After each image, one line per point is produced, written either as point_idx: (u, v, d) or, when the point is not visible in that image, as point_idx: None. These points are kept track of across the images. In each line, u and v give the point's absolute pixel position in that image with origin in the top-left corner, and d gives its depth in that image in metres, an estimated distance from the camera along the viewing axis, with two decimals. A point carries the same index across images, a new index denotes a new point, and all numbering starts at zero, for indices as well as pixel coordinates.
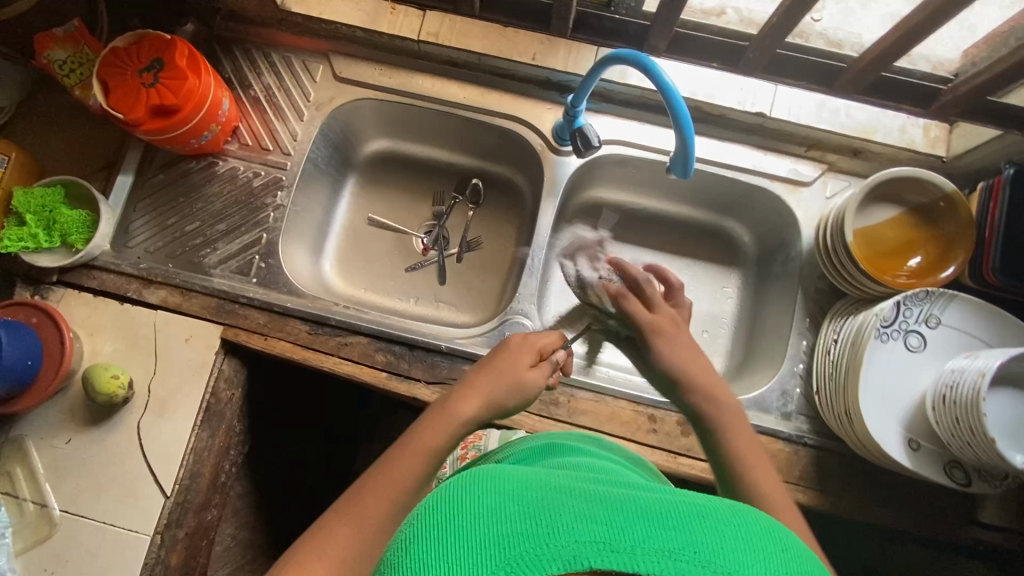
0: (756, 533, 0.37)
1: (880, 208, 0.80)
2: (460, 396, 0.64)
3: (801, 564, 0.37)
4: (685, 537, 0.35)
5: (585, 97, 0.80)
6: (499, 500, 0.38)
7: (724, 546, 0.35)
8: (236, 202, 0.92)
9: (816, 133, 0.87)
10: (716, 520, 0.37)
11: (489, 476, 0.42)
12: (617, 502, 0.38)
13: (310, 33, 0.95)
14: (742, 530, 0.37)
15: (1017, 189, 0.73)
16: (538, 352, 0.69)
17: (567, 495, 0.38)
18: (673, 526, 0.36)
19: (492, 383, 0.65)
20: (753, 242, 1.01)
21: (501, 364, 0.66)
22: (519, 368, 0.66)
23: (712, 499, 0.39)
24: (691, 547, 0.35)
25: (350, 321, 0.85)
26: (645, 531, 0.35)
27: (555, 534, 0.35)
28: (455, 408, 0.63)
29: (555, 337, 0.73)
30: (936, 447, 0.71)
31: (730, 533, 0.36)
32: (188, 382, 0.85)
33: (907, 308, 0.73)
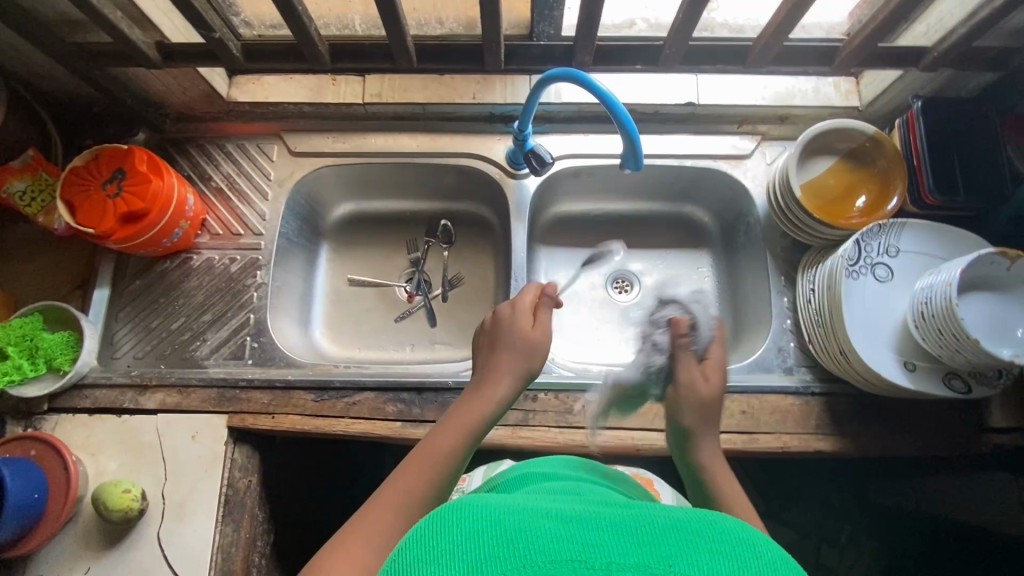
0: (730, 542, 0.38)
1: (818, 162, 0.87)
2: (486, 368, 0.64)
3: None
4: (658, 552, 0.37)
5: (530, 120, 0.84)
6: (480, 525, 0.39)
7: (694, 556, 0.37)
8: (217, 291, 0.93)
9: (744, 110, 0.95)
10: (688, 532, 0.39)
11: (466, 499, 0.42)
12: (594, 522, 0.39)
13: (260, 118, 1.00)
14: (719, 540, 0.38)
15: (929, 118, 0.81)
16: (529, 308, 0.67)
17: (547, 518, 0.40)
18: (647, 543, 0.38)
19: (514, 327, 0.66)
20: (714, 220, 1.08)
21: (507, 334, 0.65)
22: (523, 331, 0.65)
23: (689, 512, 0.41)
24: (662, 562, 0.36)
25: (353, 380, 0.85)
26: (621, 550, 0.37)
27: (535, 555, 0.36)
28: (488, 387, 0.63)
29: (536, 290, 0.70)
30: (930, 363, 0.75)
31: (703, 543, 0.38)
32: (203, 479, 0.83)
33: (866, 244, 0.79)
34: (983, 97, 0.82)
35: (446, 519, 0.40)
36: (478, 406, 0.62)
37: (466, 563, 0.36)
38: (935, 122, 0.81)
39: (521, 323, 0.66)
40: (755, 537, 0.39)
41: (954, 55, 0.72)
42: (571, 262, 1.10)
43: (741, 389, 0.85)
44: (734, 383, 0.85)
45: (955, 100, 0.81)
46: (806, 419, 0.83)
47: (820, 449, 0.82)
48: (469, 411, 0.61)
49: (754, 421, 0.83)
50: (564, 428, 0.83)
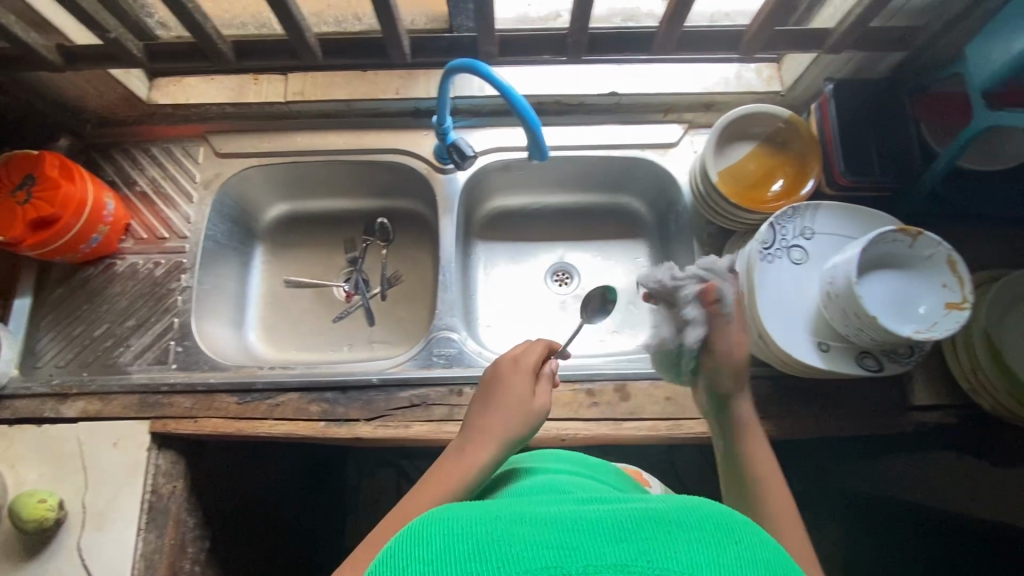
0: (707, 529, 0.38)
1: (739, 147, 0.87)
2: (477, 427, 0.64)
3: (757, 559, 0.38)
4: (635, 547, 0.37)
5: (448, 114, 0.84)
6: (454, 542, 0.39)
7: (672, 550, 0.37)
8: (141, 295, 0.92)
9: (668, 99, 0.95)
10: (667, 523, 0.39)
11: (445, 514, 0.42)
12: (568, 523, 0.39)
13: (184, 120, 0.99)
14: (695, 530, 0.38)
15: (841, 101, 0.81)
16: (531, 370, 0.69)
17: (522, 524, 0.40)
18: (622, 539, 0.37)
19: (511, 386, 0.67)
20: (649, 210, 1.08)
21: (501, 395, 0.66)
22: (524, 395, 0.66)
23: (665, 503, 0.41)
24: (641, 558, 0.36)
25: (276, 381, 0.85)
26: (597, 548, 0.37)
27: (509, 567, 0.36)
28: (467, 455, 0.62)
29: (542, 347, 0.72)
30: (843, 343, 0.75)
31: (681, 534, 0.38)
32: (125, 487, 0.82)
33: (781, 227, 0.79)
34: (894, 77, 0.83)
35: (419, 538, 0.40)
36: (466, 470, 0.60)
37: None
38: (845, 105, 0.81)
39: (513, 380, 0.68)
40: (731, 522, 0.39)
41: (854, 36, 0.73)
42: (510, 256, 1.10)
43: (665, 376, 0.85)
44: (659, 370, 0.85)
45: (866, 83, 0.82)
46: None
47: None
48: (451, 475, 0.60)
49: (677, 407, 0.83)
50: None
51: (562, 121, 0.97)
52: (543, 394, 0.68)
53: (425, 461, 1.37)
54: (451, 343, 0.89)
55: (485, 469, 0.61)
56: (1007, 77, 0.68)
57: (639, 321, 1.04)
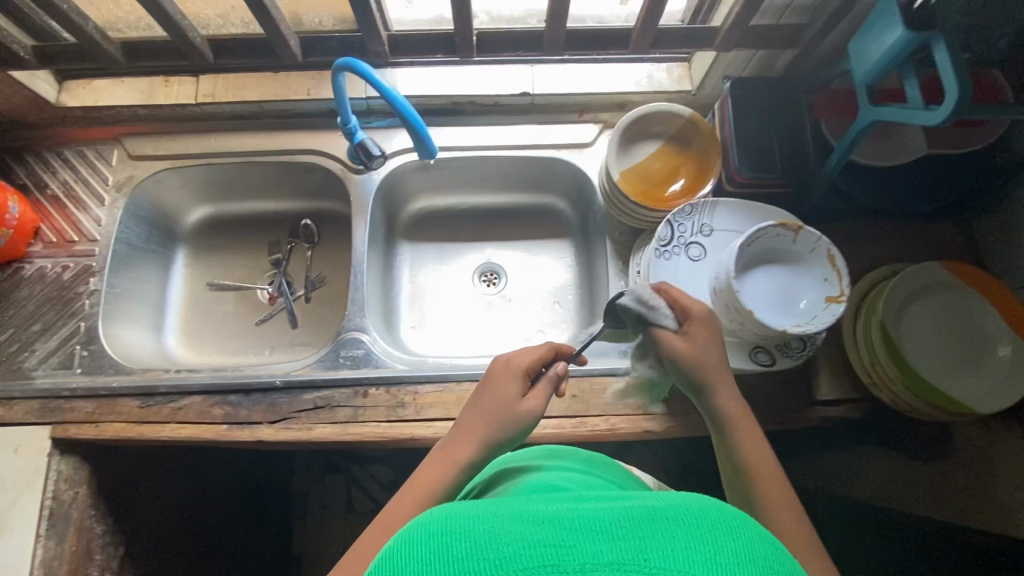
0: (705, 525, 0.35)
1: (645, 145, 0.87)
2: (465, 431, 0.61)
3: (758, 557, 0.34)
4: (634, 545, 0.34)
5: (350, 114, 0.84)
6: (451, 539, 0.35)
7: (669, 548, 0.33)
8: (49, 299, 0.91)
9: (581, 99, 0.96)
10: (666, 520, 0.35)
11: (434, 511, 0.38)
12: (568, 519, 0.36)
13: (97, 123, 0.98)
14: (694, 528, 0.35)
15: (738, 99, 0.82)
16: (523, 373, 0.64)
17: (514, 521, 0.36)
18: (620, 537, 0.34)
19: (505, 388, 0.63)
20: (572, 209, 1.08)
21: (489, 398, 0.62)
22: (513, 399, 0.62)
23: (666, 499, 0.37)
24: (637, 557, 0.33)
25: (180, 384, 0.84)
26: (595, 549, 0.33)
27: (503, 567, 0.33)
28: (454, 451, 0.59)
29: (541, 349, 0.67)
30: (737, 338, 0.75)
31: (679, 531, 0.35)
32: (23, 493, 0.81)
33: (678, 224, 0.79)
34: (792, 75, 0.84)
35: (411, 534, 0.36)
36: (448, 474, 0.57)
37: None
38: (742, 103, 0.82)
39: (507, 384, 0.63)
40: (732, 518, 0.36)
41: (738, 33, 0.73)
42: (436, 256, 1.10)
43: (571, 374, 0.85)
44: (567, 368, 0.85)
45: (763, 81, 0.82)
46: (636, 400, 0.84)
47: (649, 430, 0.82)
48: (433, 477, 0.57)
49: (583, 405, 0.83)
50: (394, 422, 0.82)
51: (477, 121, 0.98)
52: (540, 396, 0.64)
53: (369, 463, 1.36)
54: (360, 344, 0.89)
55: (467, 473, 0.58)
56: (884, 73, 0.69)
57: (563, 320, 1.04)
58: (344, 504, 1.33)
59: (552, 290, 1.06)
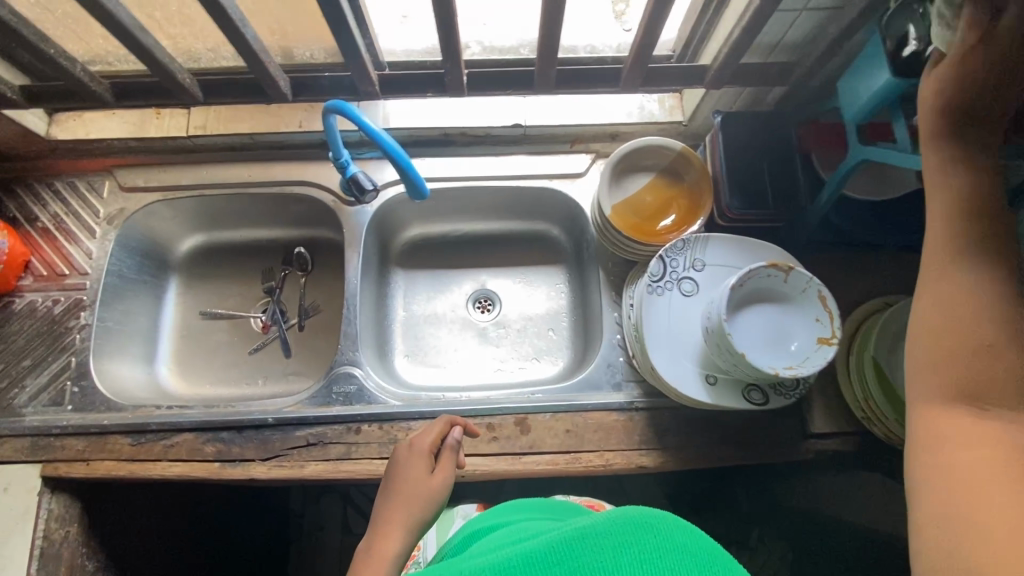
0: (627, 535, 0.47)
1: (636, 177, 0.87)
2: (382, 522, 0.64)
3: (677, 546, 0.46)
4: (567, 567, 0.46)
5: (342, 148, 0.84)
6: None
7: (598, 560, 0.46)
8: (39, 334, 0.90)
9: (573, 129, 0.96)
10: (593, 537, 0.47)
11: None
12: (509, 560, 0.48)
13: (87, 154, 0.97)
14: (618, 535, 0.47)
15: (728, 134, 0.82)
16: (427, 455, 0.69)
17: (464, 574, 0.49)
18: (555, 562, 0.46)
19: (411, 473, 0.67)
20: (565, 236, 1.08)
21: (402, 483, 0.66)
22: (421, 480, 0.66)
23: (594, 518, 0.49)
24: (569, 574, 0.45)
25: (171, 421, 0.83)
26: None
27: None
28: (380, 547, 0.62)
29: (440, 425, 0.72)
30: (730, 376, 0.75)
31: (606, 546, 0.46)
32: (12, 534, 0.80)
33: (671, 260, 0.79)
34: (783, 109, 0.84)
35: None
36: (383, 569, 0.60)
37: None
38: (734, 140, 0.82)
39: (407, 464, 0.68)
40: (648, 517, 0.48)
41: (729, 71, 0.73)
42: (429, 283, 1.09)
43: (565, 408, 0.85)
44: (561, 403, 0.85)
45: (752, 116, 0.83)
46: (630, 435, 0.84)
47: (643, 465, 0.82)
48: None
49: (577, 440, 0.83)
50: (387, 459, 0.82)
51: (469, 152, 0.98)
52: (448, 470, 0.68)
53: (367, 485, 1.35)
54: (351, 379, 0.88)
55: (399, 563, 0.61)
56: (874, 113, 0.69)
57: (557, 348, 1.04)
58: (340, 528, 1.30)
59: (546, 318, 1.06)
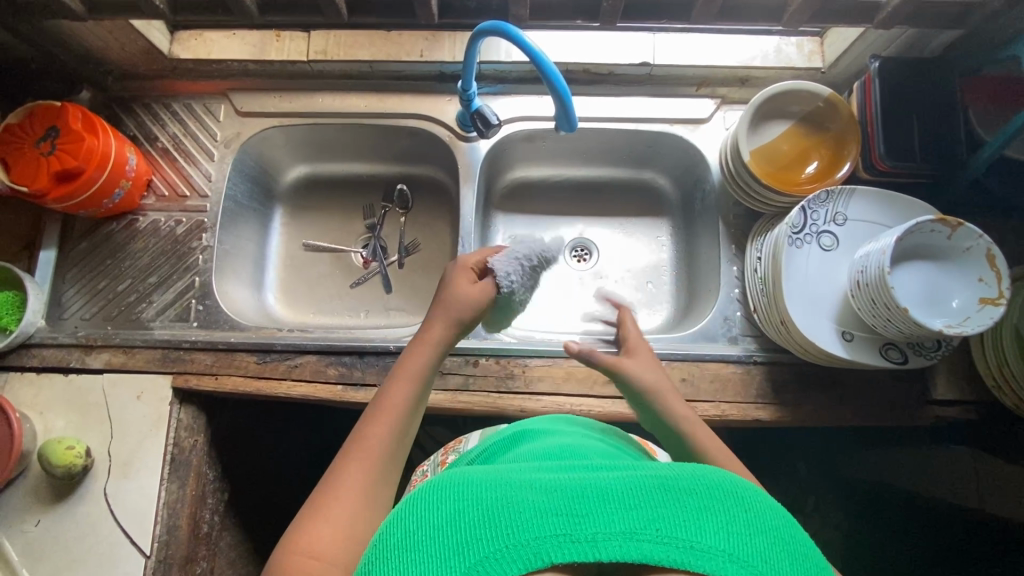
0: (718, 497, 0.38)
1: (772, 125, 0.84)
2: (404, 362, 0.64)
3: (772, 522, 0.39)
4: (645, 514, 0.37)
5: (473, 79, 0.81)
6: (461, 506, 0.39)
7: (680, 519, 0.37)
8: (163, 253, 0.92)
9: (702, 71, 0.92)
10: (678, 490, 0.38)
11: (460, 479, 0.42)
12: (578, 488, 0.39)
13: (205, 76, 0.97)
14: (707, 498, 0.38)
15: (885, 79, 0.78)
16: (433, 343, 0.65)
17: (529, 489, 0.39)
18: (634, 506, 0.37)
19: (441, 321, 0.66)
20: (674, 188, 1.06)
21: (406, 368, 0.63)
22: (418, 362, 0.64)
23: (678, 470, 0.40)
24: (648, 527, 0.36)
25: (296, 343, 0.86)
26: (605, 517, 0.37)
27: (517, 534, 0.37)
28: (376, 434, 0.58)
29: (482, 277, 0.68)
30: (868, 333, 0.74)
31: (690, 502, 0.38)
32: (147, 439, 0.84)
33: (812, 211, 0.77)
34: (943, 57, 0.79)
35: (422, 504, 0.41)
36: (400, 407, 0.61)
37: (446, 547, 0.37)
38: (891, 83, 0.78)
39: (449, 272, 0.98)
40: (744, 489, 0.40)
41: (906, 11, 0.69)
42: (529, 228, 1.09)
43: (682, 358, 0.84)
44: (677, 352, 0.84)
45: (913, 60, 0.78)
46: (747, 388, 0.83)
47: (759, 418, 0.82)
48: (388, 411, 0.60)
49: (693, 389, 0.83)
50: (504, 394, 0.83)
51: (590, 91, 0.94)
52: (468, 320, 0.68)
53: None
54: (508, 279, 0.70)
55: (411, 405, 0.62)
56: None
57: (657, 301, 1.03)
58: None
59: (646, 270, 1.05)
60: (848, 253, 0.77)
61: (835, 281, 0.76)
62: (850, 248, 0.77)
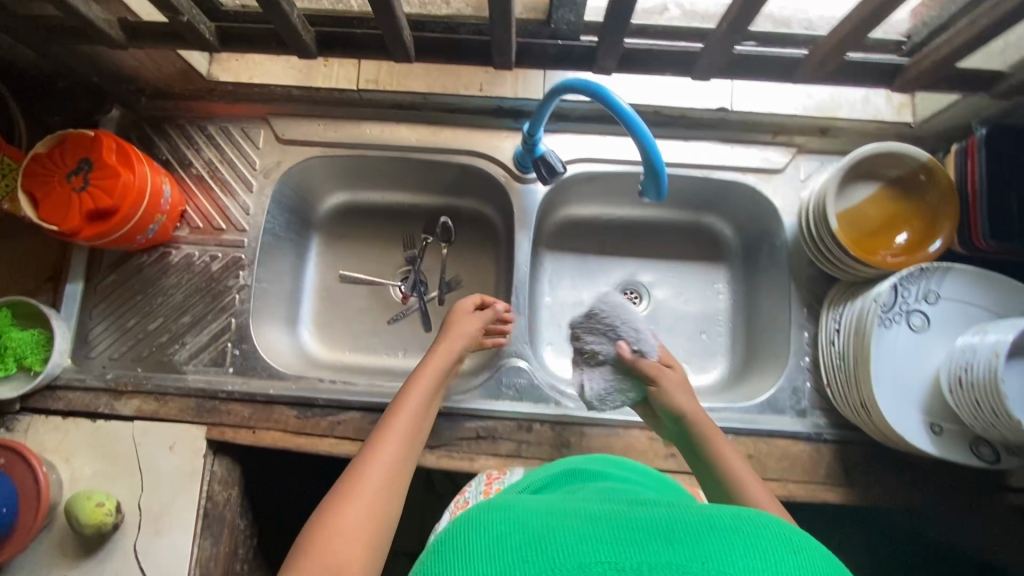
0: (767, 536, 0.35)
1: (858, 187, 0.79)
2: (404, 396, 0.65)
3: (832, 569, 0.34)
4: (693, 549, 0.33)
5: (542, 123, 0.75)
6: (503, 529, 0.36)
7: (730, 555, 0.33)
8: (197, 291, 0.87)
9: (781, 119, 0.86)
10: (725, 527, 0.35)
11: (499, 506, 0.40)
12: (621, 520, 0.36)
13: (244, 99, 0.90)
14: (757, 536, 0.35)
15: (993, 148, 0.72)
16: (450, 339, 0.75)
17: (571, 518, 0.37)
18: (679, 541, 0.34)
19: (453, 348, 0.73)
20: (735, 235, 1.00)
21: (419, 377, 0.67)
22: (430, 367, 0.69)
23: (724, 508, 0.37)
24: (693, 560, 0.33)
25: (339, 398, 0.81)
26: (651, 549, 0.34)
27: (558, 561, 0.34)
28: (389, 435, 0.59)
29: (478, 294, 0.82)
30: (958, 427, 0.70)
31: (737, 538, 0.35)
32: (180, 493, 0.79)
33: (903, 288, 0.72)
34: None
35: (460, 528, 0.38)
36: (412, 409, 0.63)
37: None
38: (1000, 153, 0.72)
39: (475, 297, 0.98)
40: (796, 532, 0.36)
41: None
42: (577, 268, 1.04)
43: (749, 432, 0.79)
44: (744, 425, 0.80)
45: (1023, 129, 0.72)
46: (816, 466, 0.79)
47: (829, 500, 0.77)
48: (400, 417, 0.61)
49: (760, 467, 0.78)
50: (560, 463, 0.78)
51: (659, 134, 0.88)
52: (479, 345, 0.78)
53: None
54: (601, 377, 0.71)
55: (422, 410, 0.64)
56: None
57: (712, 354, 0.98)
58: None
59: (699, 318, 0.99)
60: (939, 336, 0.72)
61: (926, 369, 0.71)
62: (942, 331, 0.72)
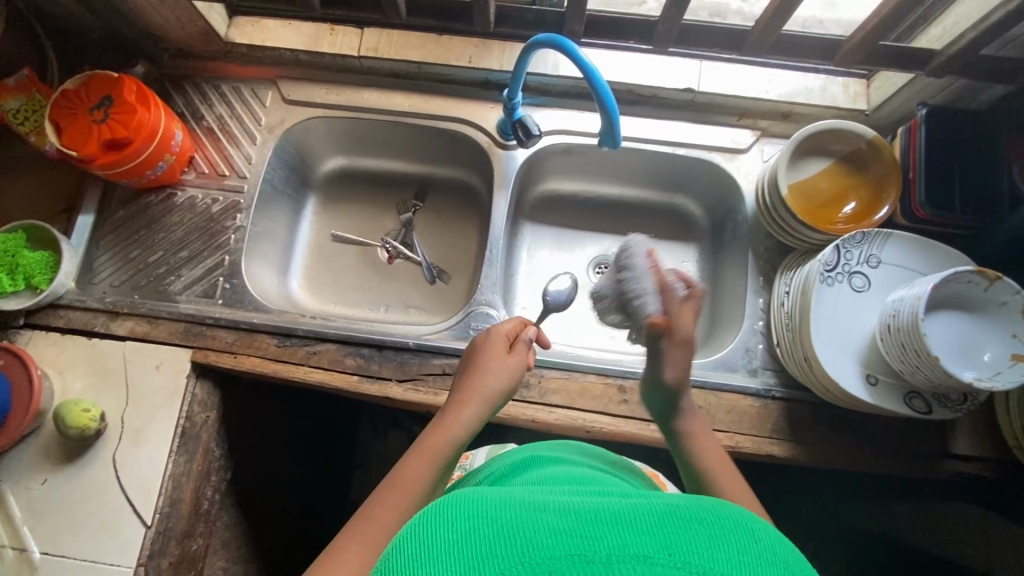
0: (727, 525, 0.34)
1: (811, 162, 0.85)
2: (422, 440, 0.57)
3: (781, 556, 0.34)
4: (661, 540, 0.32)
5: (520, 89, 0.83)
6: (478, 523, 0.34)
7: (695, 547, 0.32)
8: (197, 229, 0.94)
9: (744, 102, 0.92)
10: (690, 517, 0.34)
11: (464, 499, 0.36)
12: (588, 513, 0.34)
13: (255, 62, 1.00)
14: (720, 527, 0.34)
15: (932, 127, 0.77)
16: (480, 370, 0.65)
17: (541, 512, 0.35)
18: (645, 532, 0.33)
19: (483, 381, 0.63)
20: (704, 215, 1.05)
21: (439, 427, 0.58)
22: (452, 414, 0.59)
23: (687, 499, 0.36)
24: (662, 550, 0.32)
25: (317, 330, 0.87)
26: (619, 540, 0.32)
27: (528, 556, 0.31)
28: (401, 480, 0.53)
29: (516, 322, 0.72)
30: (892, 379, 0.73)
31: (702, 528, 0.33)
32: (161, 409, 0.84)
33: (846, 251, 0.76)
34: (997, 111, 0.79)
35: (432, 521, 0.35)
36: (430, 461, 0.55)
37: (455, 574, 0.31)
38: (939, 131, 0.77)
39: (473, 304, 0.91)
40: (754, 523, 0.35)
41: (961, 60, 0.73)
42: (555, 240, 1.09)
43: (699, 384, 0.84)
44: (696, 377, 0.84)
45: (962, 111, 0.77)
46: (763, 422, 0.82)
47: (773, 454, 0.80)
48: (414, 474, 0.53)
49: (709, 417, 0.82)
50: (518, 402, 0.83)
51: (631, 111, 0.95)
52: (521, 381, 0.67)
53: None
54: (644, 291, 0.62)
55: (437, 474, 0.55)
56: None
57: None
58: None
59: None
60: (876, 296, 0.76)
61: (863, 324, 0.75)
62: (879, 292, 0.77)
